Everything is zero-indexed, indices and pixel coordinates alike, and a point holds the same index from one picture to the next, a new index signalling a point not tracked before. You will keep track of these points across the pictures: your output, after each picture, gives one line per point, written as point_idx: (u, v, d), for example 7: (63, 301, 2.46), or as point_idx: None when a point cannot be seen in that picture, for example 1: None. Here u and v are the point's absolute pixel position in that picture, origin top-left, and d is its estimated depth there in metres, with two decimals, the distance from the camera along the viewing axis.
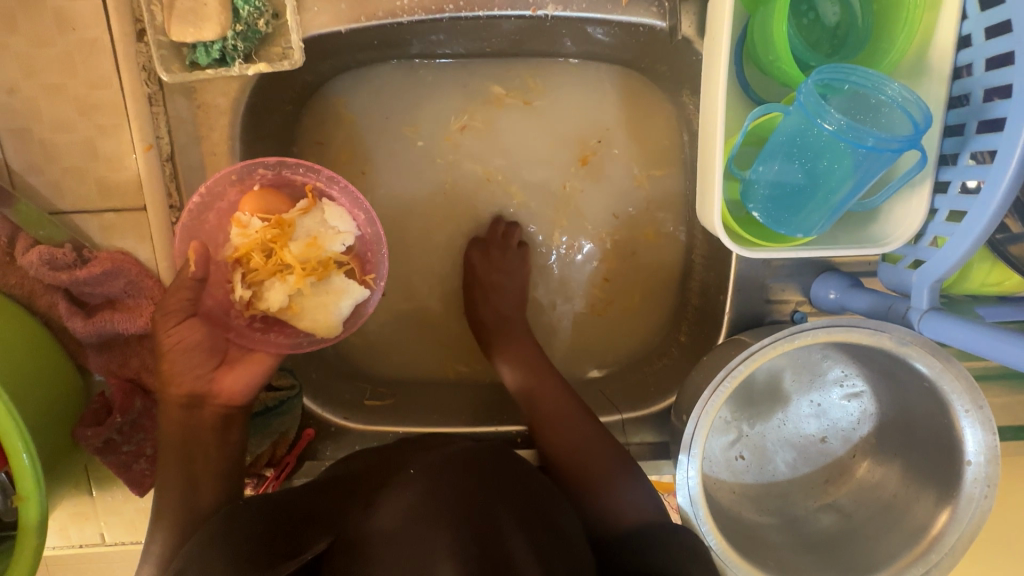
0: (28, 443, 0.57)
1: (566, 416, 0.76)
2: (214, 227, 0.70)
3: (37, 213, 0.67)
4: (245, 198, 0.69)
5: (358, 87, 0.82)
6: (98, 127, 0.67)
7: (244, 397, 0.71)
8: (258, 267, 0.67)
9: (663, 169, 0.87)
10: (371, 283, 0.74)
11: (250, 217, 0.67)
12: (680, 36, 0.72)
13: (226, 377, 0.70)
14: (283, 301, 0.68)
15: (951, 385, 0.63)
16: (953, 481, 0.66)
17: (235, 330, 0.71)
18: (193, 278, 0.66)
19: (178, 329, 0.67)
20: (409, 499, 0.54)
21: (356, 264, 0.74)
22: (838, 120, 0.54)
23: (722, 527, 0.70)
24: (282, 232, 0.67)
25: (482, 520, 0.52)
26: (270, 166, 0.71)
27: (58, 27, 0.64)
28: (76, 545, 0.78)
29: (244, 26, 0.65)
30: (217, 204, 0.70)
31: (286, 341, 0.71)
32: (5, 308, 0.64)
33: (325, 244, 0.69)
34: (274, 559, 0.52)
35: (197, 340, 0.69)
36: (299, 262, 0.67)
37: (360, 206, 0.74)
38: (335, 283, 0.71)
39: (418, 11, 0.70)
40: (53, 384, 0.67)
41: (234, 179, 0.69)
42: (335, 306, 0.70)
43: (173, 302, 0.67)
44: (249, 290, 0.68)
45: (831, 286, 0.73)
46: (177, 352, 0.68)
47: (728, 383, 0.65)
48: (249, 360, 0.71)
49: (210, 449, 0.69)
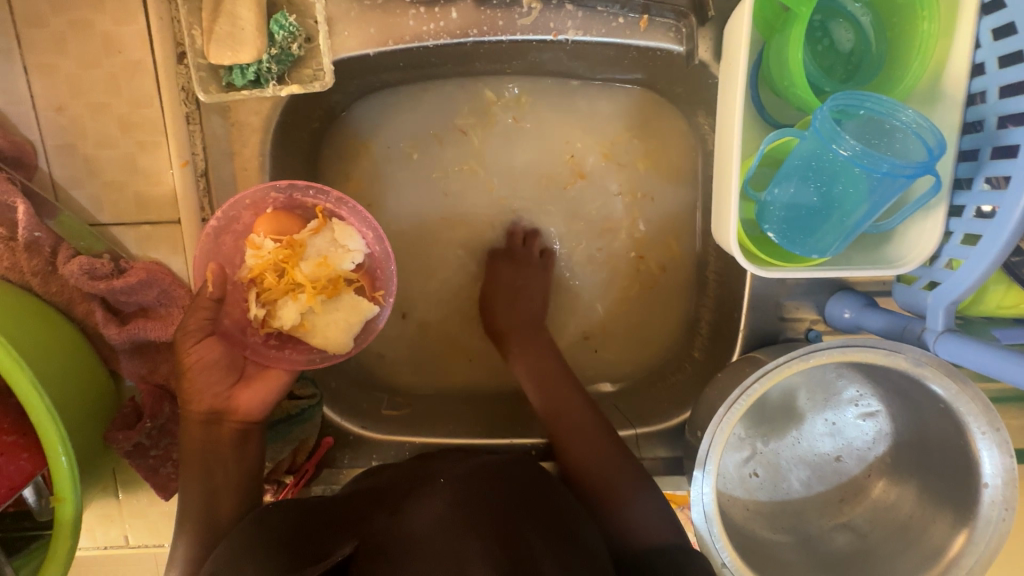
0: (68, 447, 0.60)
1: (589, 436, 0.77)
2: (231, 250, 0.73)
3: (78, 224, 0.70)
4: (260, 220, 0.72)
5: (383, 106, 0.85)
6: (137, 144, 0.70)
7: (259, 413, 0.73)
8: (270, 286, 0.70)
9: (679, 188, 0.88)
10: (381, 299, 0.76)
11: (264, 239, 0.70)
12: (697, 60, 0.75)
13: (242, 394, 0.72)
14: (296, 319, 0.71)
15: (967, 407, 0.63)
16: (970, 503, 0.66)
17: (251, 348, 0.73)
18: (211, 298, 0.70)
19: (197, 347, 0.69)
20: (439, 507, 0.57)
21: (366, 281, 0.76)
22: (852, 146, 0.56)
23: (735, 544, 0.70)
24: (293, 253, 0.70)
25: (510, 532, 0.55)
26: (281, 190, 0.73)
27: (105, 50, 0.68)
28: (101, 546, 0.80)
29: (278, 50, 0.68)
30: (233, 227, 0.72)
31: (300, 357, 0.74)
32: (45, 316, 0.67)
33: (335, 263, 0.72)
34: (303, 562, 0.54)
35: (216, 357, 0.71)
36: (310, 280, 0.70)
37: (369, 224, 0.76)
38: (346, 300, 0.73)
39: (443, 35, 0.73)
40: (89, 389, 0.69)
41: (248, 203, 0.71)
42: (345, 323, 0.73)
43: (193, 321, 0.69)
44: (264, 308, 0.71)
45: (846, 305, 0.74)
46: (196, 369, 0.70)
47: (743, 401, 0.66)
48: (265, 377, 0.73)
49: (229, 462, 0.70)
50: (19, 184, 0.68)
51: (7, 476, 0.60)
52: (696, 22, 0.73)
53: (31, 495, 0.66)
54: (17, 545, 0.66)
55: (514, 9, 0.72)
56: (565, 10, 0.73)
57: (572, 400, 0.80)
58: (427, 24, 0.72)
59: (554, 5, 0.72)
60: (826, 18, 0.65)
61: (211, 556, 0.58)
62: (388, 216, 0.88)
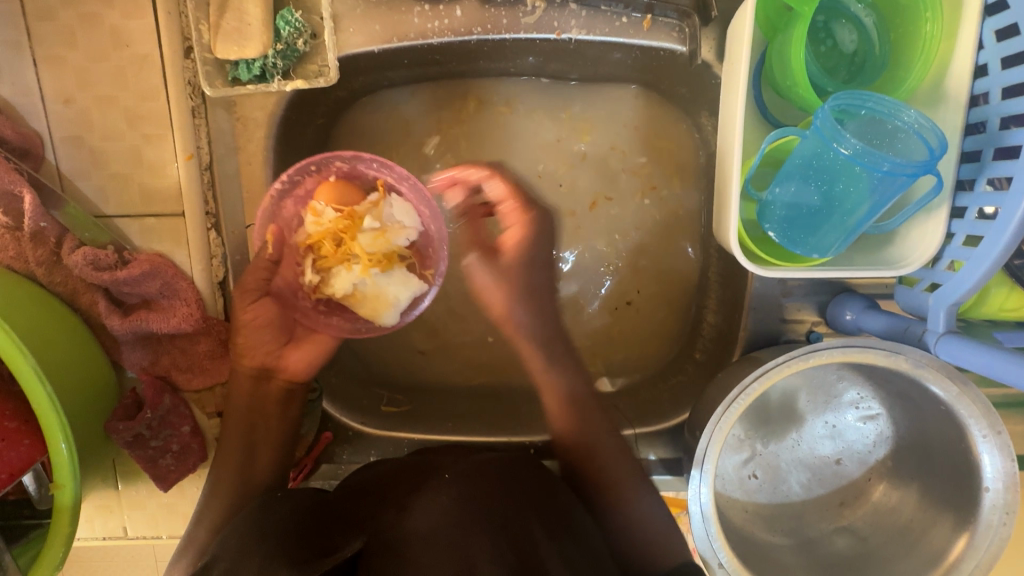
0: (68, 434, 0.60)
1: None
2: (290, 213, 0.76)
3: (84, 215, 0.71)
4: (322, 188, 0.74)
5: (388, 102, 0.85)
6: (144, 137, 0.71)
7: (306, 373, 0.79)
8: (328, 254, 0.73)
9: (680, 188, 0.88)
10: (429, 277, 0.79)
11: (325, 207, 0.73)
12: (700, 60, 0.75)
13: (291, 355, 0.78)
14: (347, 288, 0.74)
15: (968, 409, 0.63)
16: (971, 507, 0.65)
17: (302, 311, 0.79)
18: (270, 259, 0.75)
19: (253, 306, 0.75)
20: (444, 503, 0.58)
21: (416, 257, 0.78)
22: (853, 145, 0.56)
23: (733, 545, 0.70)
24: (352, 225, 0.73)
25: (514, 527, 0.56)
26: (346, 160, 0.76)
27: (114, 44, 0.69)
28: (100, 537, 0.80)
29: (283, 45, 0.69)
30: (296, 192, 0.76)
31: (348, 324, 0.79)
32: (50, 306, 0.68)
33: (390, 238, 0.74)
34: (314, 554, 0.54)
35: (269, 317, 0.76)
36: (366, 252, 0.73)
37: (424, 202, 0.78)
38: (397, 274, 0.76)
39: (447, 33, 0.73)
40: (93, 378, 0.70)
41: (313, 169, 0.75)
42: (393, 296, 0.76)
43: (251, 280, 0.74)
44: (318, 275, 0.75)
45: (848, 307, 0.74)
46: (251, 328, 0.75)
47: (742, 400, 0.65)
48: (312, 340, 0.79)
49: (271, 417, 0.76)
50: (26, 174, 0.69)
51: (7, 463, 0.60)
52: (698, 22, 0.73)
53: (31, 483, 0.66)
54: (17, 533, 0.66)
55: (519, 7, 0.73)
56: (568, 9, 0.73)
57: None
58: (432, 21, 0.72)
59: (557, 3, 0.73)
60: (829, 19, 0.65)
61: (225, 530, 0.61)
62: None
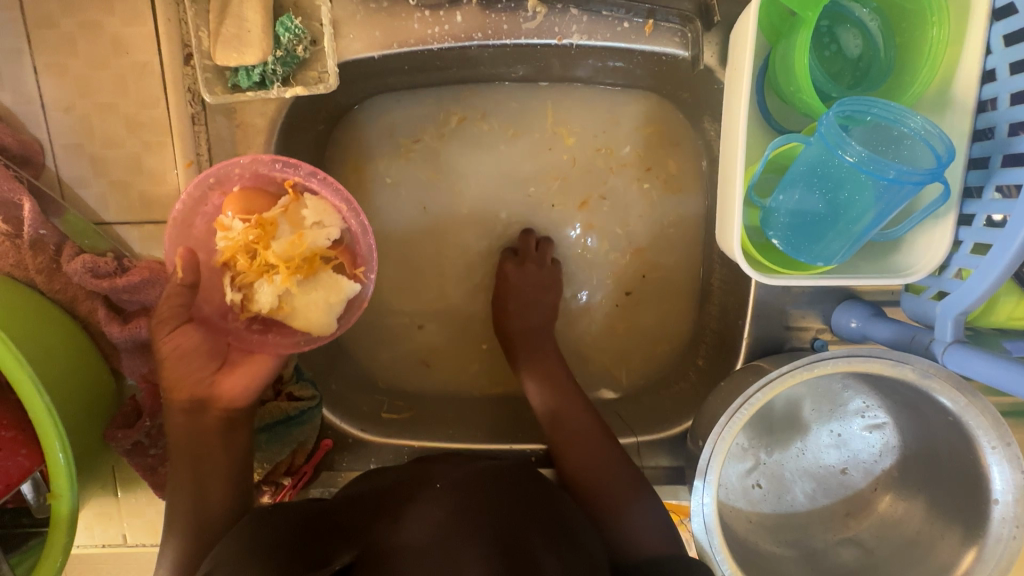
0: (66, 443, 0.60)
1: (589, 441, 0.77)
2: (205, 232, 0.71)
3: (84, 223, 0.71)
4: (227, 201, 0.68)
5: (388, 108, 0.85)
6: (144, 144, 0.71)
7: (244, 399, 0.72)
8: (244, 269, 0.67)
9: (682, 193, 0.88)
10: (362, 276, 0.72)
11: (233, 219, 0.67)
12: (702, 65, 0.74)
13: (225, 381, 0.71)
14: (272, 302, 0.68)
15: (976, 420, 0.62)
16: (980, 520, 0.64)
17: (234, 333, 0.72)
18: (183, 284, 0.67)
19: (174, 335, 0.68)
20: (438, 514, 0.57)
21: (345, 258, 0.72)
22: (859, 152, 0.55)
23: (737, 556, 0.69)
24: (264, 232, 0.66)
25: (511, 534, 0.55)
26: (245, 165, 0.68)
27: (114, 51, 0.68)
28: (100, 545, 0.80)
29: (283, 52, 0.68)
30: (202, 209, 0.70)
31: (285, 340, 0.72)
32: (49, 313, 0.67)
33: (308, 240, 0.68)
34: (304, 566, 0.53)
35: (194, 345, 0.70)
36: (283, 260, 0.67)
37: (340, 196, 0.71)
38: (323, 278, 0.70)
39: (448, 39, 0.73)
40: (93, 386, 0.70)
41: (212, 183, 0.68)
42: (324, 303, 0.69)
43: (166, 309, 0.67)
44: (240, 292, 0.69)
45: (853, 315, 0.73)
46: (173, 359, 0.69)
47: (745, 410, 0.64)
48: (248, 363, 0.72)
49: (216, 451, 0.70)
50: (25, 182, 0.69)
51: (5, 472, 0.60)
52: (701, 28, 0.72)
53: (30, 492, 0.66)
54: (15, 542, 0.66)
55: (519, 13, 0.72)
56: (570, 14, 0.72)
57: (573, 403, 0.80)
58: (432, 27, 0.72)
59: (558, 8, 0.72)
60: (833, 24, 0.64)
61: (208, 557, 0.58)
62: (390, 220, 0.88)
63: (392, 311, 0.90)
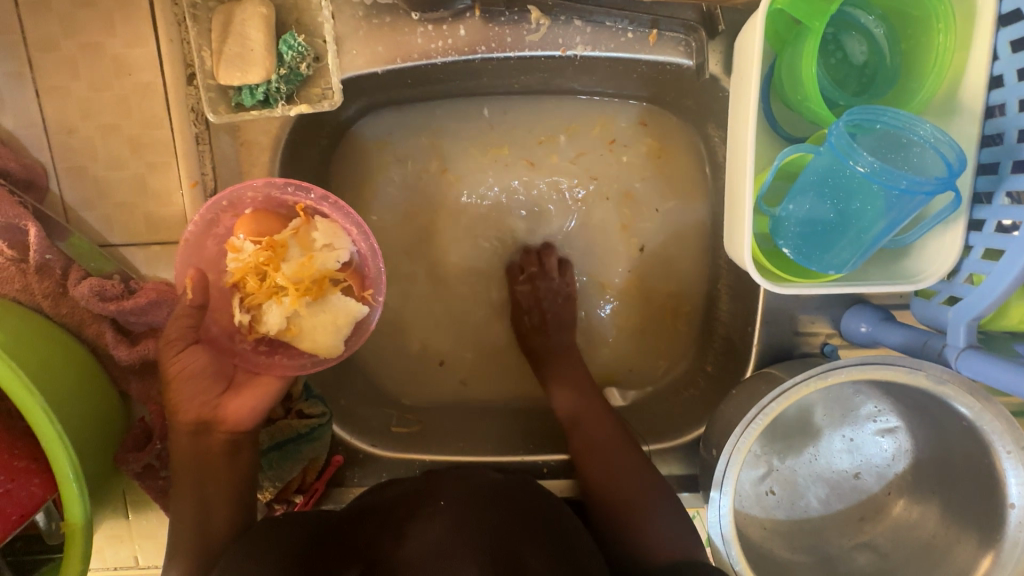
0: (78, 469, 0.59)
1: (608, 445, 0.76)
2: (215, 254, 0.70)
3: (88, 246, 0.71)
4: (239, 222, 0.68)
5: (391, 121, 0.84)
6: (148, 165, 0.70)
7: (250, 421, 0.71)
8: (253, 290, 0.67)
9: (689, 200, 0.88)
10: (371, 299, 0.72)
11: (244, 241, 0.67)
12: (707, 73, 0.74)
13: (231, 403, 0.70)
14: (281, 323, 0.67)
15: (991, 425, 0.62)
16: (997, 524, 0.64)
17: (241, 355, 0.72)
18: (192, 305, 0.66)
19: (181, 356, 0.67)
20: (438, 532, 0.57)
21: (354, 280, 0.72)
22: (870, 162, 0.55)
23: (753, 564, 0.69)
24: (274, 254, 0.66)
25: (507, 554, 0.56)
26: (258, 187, 0.68)
27: (116, 73, 0.68)
28: (111, 567, 0.80)
29: (286, 70, 0.68)
30: (214, 230, 0.69)
31: (291, 363, 0.71)
32: (57, 339, 0.67)
33: (318, 262, 0.68)
34: None
35: (201, 366, 0.68)
36: (292, 282, 0.66)
37: (350, 219, 0.71)
38: (332, 301, 0.69)
39: (451, 52, 0.72)
40: (104, 410, 0.69)
41: (225, 205, 0.68)
42: (333, 325, 0.69)
43: (174, 330, 0.67)
44: (248, 314, 0.68)
45: (863, 319, 0.73)
46: (181, 380, 0.67)
47: (760, 420, 0.64)
48: (255, 385, 0.71)
49: (215, 481, 0.69)
50: (30, 207, 0.69)
51: (19, 502, 0.60)
52: (706, 36, 0.72)
53: (42, 518, 0.65)
54: (29, 566, 0.66)
55: (522, 25, 0.72)
56: (573, 26, 0.72)
57: (591, 408, 0.79)
58: (435, 42, 0.72)
59: (561, 20, 0.72)
60: (838, 31, 0.64)
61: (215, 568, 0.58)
62: (395, 233, 0.87)
63: (399, 324, 0.90)
